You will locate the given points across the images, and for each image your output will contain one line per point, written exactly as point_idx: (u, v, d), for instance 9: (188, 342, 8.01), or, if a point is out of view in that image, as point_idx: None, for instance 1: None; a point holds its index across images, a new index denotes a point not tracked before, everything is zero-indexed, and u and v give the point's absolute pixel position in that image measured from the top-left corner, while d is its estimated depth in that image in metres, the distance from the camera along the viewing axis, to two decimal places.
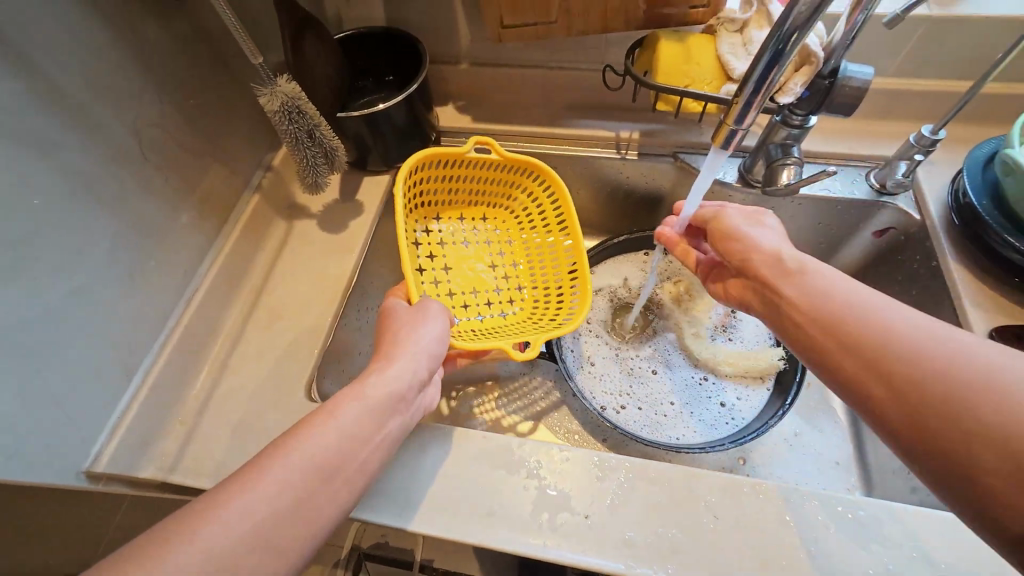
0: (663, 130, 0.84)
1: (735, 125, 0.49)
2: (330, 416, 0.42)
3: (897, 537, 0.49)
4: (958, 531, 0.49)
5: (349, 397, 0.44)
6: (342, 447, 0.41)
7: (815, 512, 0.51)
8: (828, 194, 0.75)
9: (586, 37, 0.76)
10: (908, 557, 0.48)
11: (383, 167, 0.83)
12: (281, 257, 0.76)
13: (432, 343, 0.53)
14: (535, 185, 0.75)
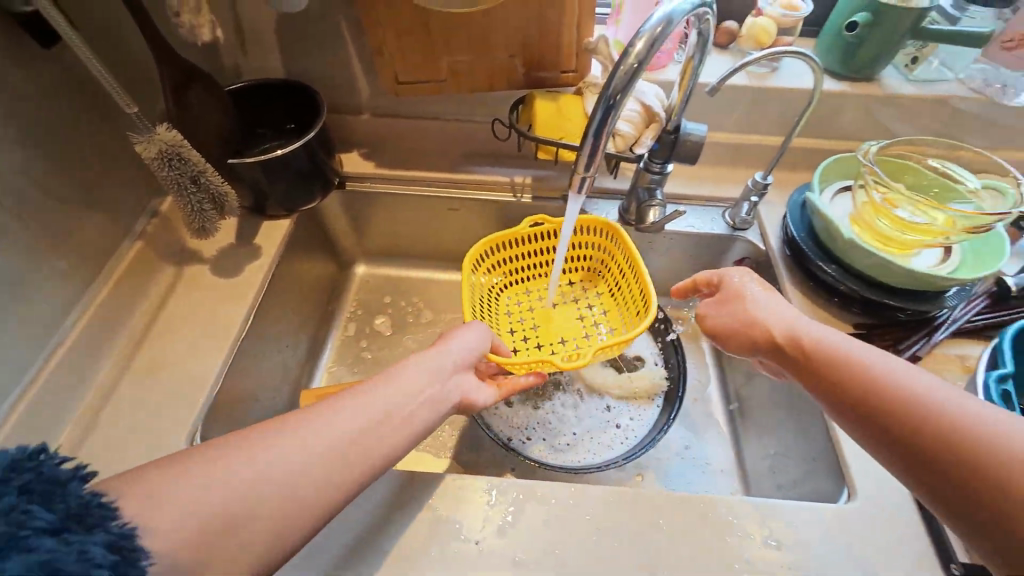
0: (552, 175, 0.93)
1: (582, 173, 0.54)
2: (365, 396, 0.50)
3: (751, 527, 0.56)
4: (799, 516, 0.56)
5: (383, 386, 0.51)
6: (366, 429, 0.47)
7: (684, 514, 0.56)
8: (691, 230, 0.86)
9: (475, 94, 0.84)
10: (760, 545, 0.54)
11: (282, 212, 0.84)
12: (167, 303, 0.73)
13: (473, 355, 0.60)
14: (611, 243, 0.84)
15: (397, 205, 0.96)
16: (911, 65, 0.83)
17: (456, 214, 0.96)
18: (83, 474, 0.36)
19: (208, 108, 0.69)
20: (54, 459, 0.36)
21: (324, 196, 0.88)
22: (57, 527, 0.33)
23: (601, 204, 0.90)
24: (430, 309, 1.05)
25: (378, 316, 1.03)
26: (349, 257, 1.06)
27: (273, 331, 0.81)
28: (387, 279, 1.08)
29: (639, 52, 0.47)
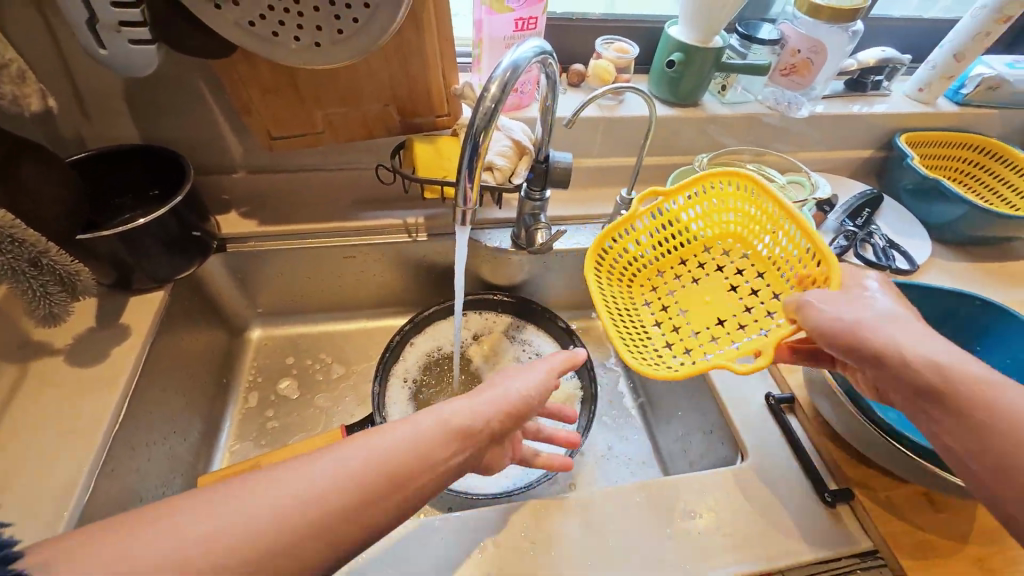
0: (444, 212, 0.97)
1: (460, 207, 0.58)
2: (434, 419, 0.51)
3: (672, 505, 0.61)
4: (708, 483, 0.63)
5: (457, 416, 0.52)
6: (396, 461, 0.46)
7: (613, 507, 0.60)
8: (577, 246, 0.96)
9: (354, 142, 0.86)
10: (681, 518, 0.59)
11: (152, 284, 0.77)
12: (9, 407, 0.62)
13: (542, 377, 0.61)
14: (723, 199, 0.73)
15: (288, 260, 0.92)
16: (721, 92, 1.02)
17: (353, 261, 0.96)
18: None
19: (50, 179, 0.63)
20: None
21: (202, 262, 0.82)
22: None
23: (494, 235, 0.96)
24: (340, 362, 1.01)
25: (282, 380, 0.97)
26: (242, 322, 0.99)
27: (155, 416, 0.72)
28: (288, 339, 1.02)
29: (495, 95, 0.52)
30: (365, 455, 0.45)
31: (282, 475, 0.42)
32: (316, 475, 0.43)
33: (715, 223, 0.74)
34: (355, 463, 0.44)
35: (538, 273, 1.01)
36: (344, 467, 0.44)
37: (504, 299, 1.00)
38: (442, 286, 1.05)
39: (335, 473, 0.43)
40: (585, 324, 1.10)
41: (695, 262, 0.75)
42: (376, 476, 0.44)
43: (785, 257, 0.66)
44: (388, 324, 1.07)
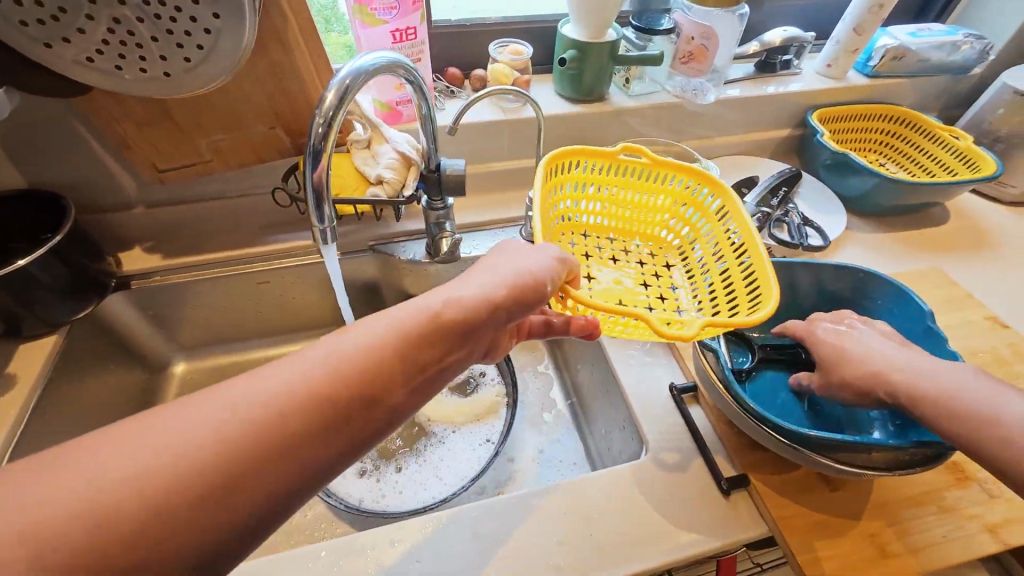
0: (357, 228, 0.96)
1: (317, 223, 0.57)
2: (397, 315, 0.43)
3: (569, 510, 0.59)
4: (606, 482, 0.62)
5: (423, 311, 0.44)
6: (353, 350, 0.40)
7: (506, 517, 0.59)
8: None
9: (250, 168, 0.85)
10: (575, 522, 0.58)
11: (44, 328, 0.76)
12: None
13: (503, 282, 0.49)
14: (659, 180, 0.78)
15: (199, 292, 0.91)
16: (628, 84, 1.01)
17: (269, 286, 0.95)
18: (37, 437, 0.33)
19: None
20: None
21: (99, 303, 0.82)
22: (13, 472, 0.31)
23: (409, 247, 0.96)
24: None
25: None
26: (162, 358, 0.98)
27: None
28: (214, 370, 1.01)
29: (331, 109, 0.51)
30: (323, 358, 0.38)
31: (201, 404, 0.35)
32: (247, 398, 0.36)
33: (614, 205, 0.78)
34: (313, 369, 0.38)
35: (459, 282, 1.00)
36: (304, 376, 0.37)
37: None
38: (367, 303, 1.04)
39: (298, 378, 0.37)
40: None
41: (603, 243, 0.78)
42: (340, 378, 0.38)
43: (703, 262, 0.74)
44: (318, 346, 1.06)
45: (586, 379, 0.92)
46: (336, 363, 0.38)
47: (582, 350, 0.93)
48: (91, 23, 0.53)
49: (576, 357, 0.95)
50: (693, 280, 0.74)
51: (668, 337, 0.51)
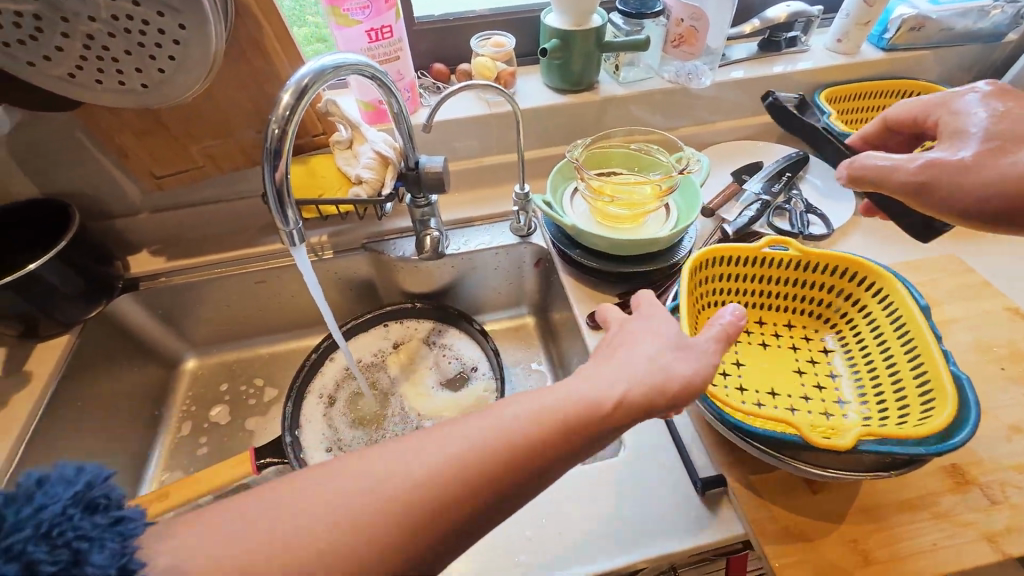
0: (351, 227, 0.98)
1: (283, 227, 0.58)
2: (566, 396, 0.45)
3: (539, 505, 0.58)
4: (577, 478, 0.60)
5: (590, 400, 0.45)
6: (393, 483, 0.39)
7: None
8: (482, 246, 0.96)
9: (244, 171, 0.88)
10: (543, 519, 0.57)
11: (58, 329, 0.81)
12: None
13: (641, 380, 0.47)
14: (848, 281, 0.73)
15: (203, 292, 0.96)
16: (619, 71, 0.99)
17: (268, 286, 0.98)
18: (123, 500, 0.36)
19: None
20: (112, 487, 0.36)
21: (109, 303, 0.88)
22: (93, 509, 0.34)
23: (399, 245, 0.97)
24: (271, 384, 1.04)
25: (214, 407, 1.00)
26: (174, 355, 1.03)
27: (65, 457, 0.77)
28: (221, 366, 1.06)
29: (285, 111, 0.53)
30: (360, 482, 0.39)
31: (289, 511, 0.37)
32: (419, 467, 0.40)
33: (796, 283, 0.75)
34: (348, 491, 0.38)
35: (451, 278, 1.01)
36: (384, 486, 0.39)
37: (420, 306, 1.01)
38: (365, 300, 1.06)
39: (346, 495, 0.38)
40: (513, 322, 1.09)
41: (766, 328, 0.75)
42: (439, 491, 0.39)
43: (891, 372, 0.65)
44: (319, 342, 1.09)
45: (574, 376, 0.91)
46: (467, 460, 0.40)
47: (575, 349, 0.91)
48: (67, 41, 0.57)
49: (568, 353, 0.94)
50: (877, 385, 0.66)
51: (834, 447, 0.49)
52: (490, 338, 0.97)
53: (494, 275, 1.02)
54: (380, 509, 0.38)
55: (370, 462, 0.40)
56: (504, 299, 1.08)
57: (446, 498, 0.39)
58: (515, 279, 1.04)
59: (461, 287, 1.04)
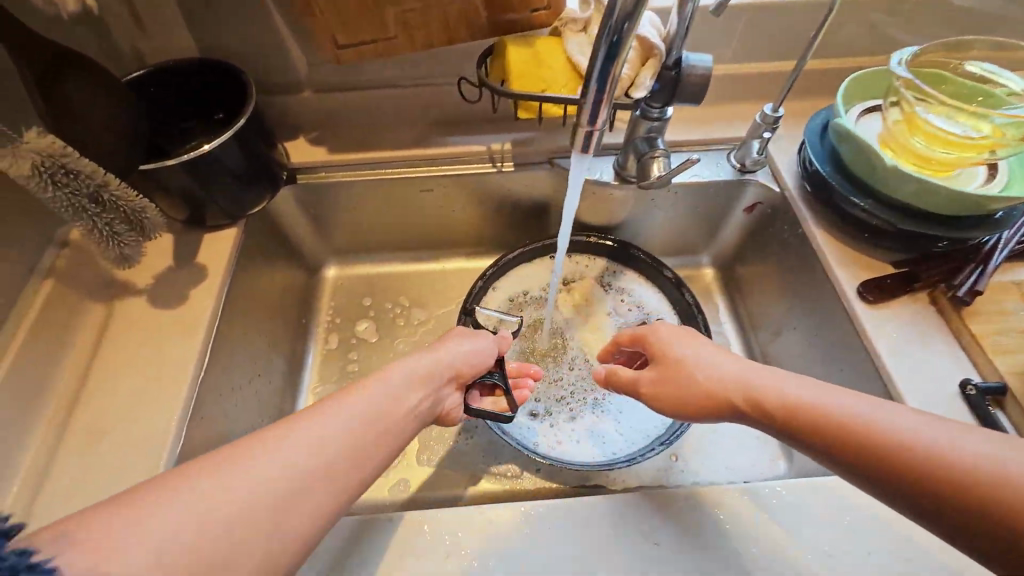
0: (534, 136, 0.83)
1: (585, 126, 0.48)
2: (822, 396, 0.43)
3: (801, 512, 0.52)
4: (846, 490, 0.53)
5: (804, 399, 0.43)
6: (358, 434, 0.44)
7: (729, 509, 0.52)
8: (698, 180, 0.79)
9: (433, 49, 0.71)
10: (806, 529, 0.51)
11: (225, 219, 0.71)
12: (100, 351, 0.60)
13: (792, 400, 0.44)
14: None
15: (364, 192, 0.83)
16: None
17: (431, 195, 0.85)
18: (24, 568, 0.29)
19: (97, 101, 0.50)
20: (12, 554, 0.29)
21: (272, 198, 0.76)
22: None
23: (595, 165, 0.80)
24: (419, 305, 0.94)
25: (361, 322, 0.92)
26: (317, 260, 0.93)
27: (242, 362, 0.69)
28: (363, 279, 0.96)
29: None
30: (378, 398, 0.47)
31: (288, 443, 0.40)
32: (274, 460, 0.39)
33: None
34: (372, 405, 0.46)
35: (639, 214, 0.86)
36: (301, 441, 0.40)
37: (599, 241, 0.86)
38: (528, 225, 0.92)
39: (377, 405, 0.46)
40: (692, 272, 0.94)
41: None
42: (318, 472, 0.40)
43: None
44: (469, 266, 0.97)
45: (789, 344, 0.77)
46: (689, 383, 0.50)
47: (787, 309, 0.78)
48: None
49: (778, 317, 0.80)
50: None
51: None
52: (689, 290, 0.81)
53: (691, 215, 0.85)
54: (358, 451, 0.43)
55: (375, 381, 0.49)
56: (688, 244, 0.92)
57: (330, 471, 0.40)
58: (711, 223, 0.87)
59: (646, 225, 0.88)
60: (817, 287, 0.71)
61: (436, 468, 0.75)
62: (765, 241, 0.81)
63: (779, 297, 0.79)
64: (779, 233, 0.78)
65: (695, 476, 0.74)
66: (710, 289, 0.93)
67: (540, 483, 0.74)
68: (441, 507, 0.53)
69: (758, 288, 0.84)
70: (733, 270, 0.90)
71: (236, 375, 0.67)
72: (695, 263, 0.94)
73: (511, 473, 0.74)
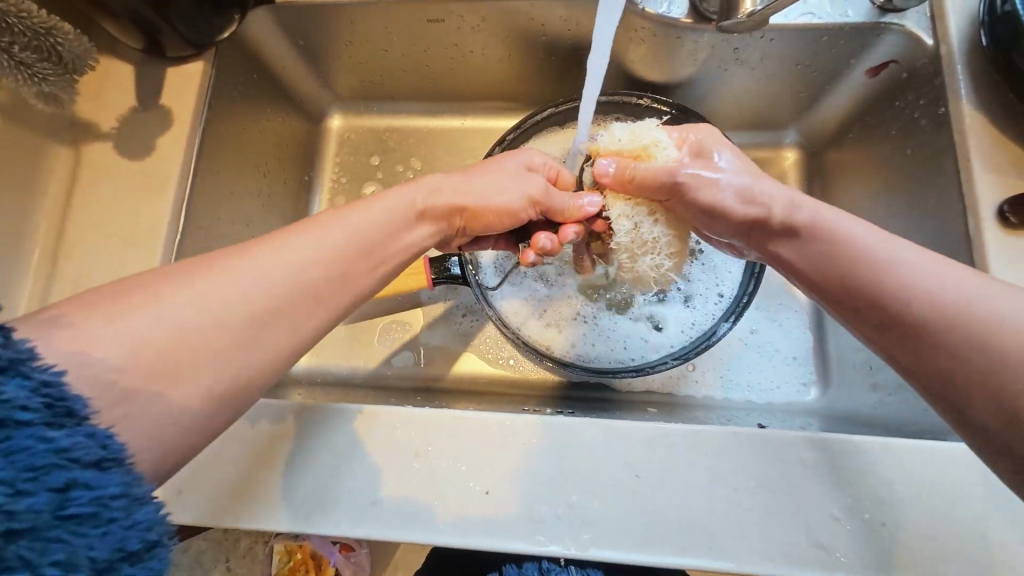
0: None
1: None
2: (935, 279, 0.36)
3: (808, 470, 0.44)
4: (876, 457, 0.44)
5: (894, 265, 0.37)
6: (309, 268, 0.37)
7: (729, 459, 0.44)
8: (813, 21, 0.55)
9: None
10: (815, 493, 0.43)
11: (189, 51, 0.60)
12: (72, 201, 0.56)
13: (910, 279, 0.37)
14: None
15: (359, 19, 0.66)
16: None
17: (442, 28, 0.67)
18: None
19: None
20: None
21: (241, 23, 0.63)
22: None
23: None
24: (432, 171, 0.80)
25: (367, 185, 0.79)
26: (317, 105, 0.79)
27: (227, 223, 0.64)
28: (368, 132, 0.81)
29: None
30: (334, 239, 0.38)
31: (183, 282, 0.33)
32: (152, 319, 0.31)
33: None
34: (329, 247, 0.38)
35: (716, 70, 0.62)
36: (188, 294, 0.33)
37: (654, 104, 0.63)
38: (563, 76, 0.73)
39: (318, 251, 0.38)
40: (766, 155, 0.71)
41: None
42: (210, 323, 0.33)
43: None
44: (488, 126, 0.81)
45: None
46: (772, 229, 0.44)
47: (884, 216, 0.59)
48: None
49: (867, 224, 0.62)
50: None
51: None
52: None
53: (785, 76, 0.62)
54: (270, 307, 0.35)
55: (359, 211, 0.41)
56: (773, 116, 0.68)
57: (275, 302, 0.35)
58: (813, 88, 0.63)
59: (719, 89, 0.65)
60: (941, 190, 0.52)
61: (436, 344, 0.72)
62: (882, 120, 0.59)
63: (874, 201, 0.61)
64: (907, 110, 0.56)
65: (708, 391, 0.69)
66: (786, 178, 0.71)
67: (539, 373, 0.70)
68: (410, 406, 0.48)
69: (852, 185, 0.64)
70: (823, 157, 0.68)
71: (221, 237, 0.63)
72: (775, 142, 0.71)
73: (516, 361, 0.71)
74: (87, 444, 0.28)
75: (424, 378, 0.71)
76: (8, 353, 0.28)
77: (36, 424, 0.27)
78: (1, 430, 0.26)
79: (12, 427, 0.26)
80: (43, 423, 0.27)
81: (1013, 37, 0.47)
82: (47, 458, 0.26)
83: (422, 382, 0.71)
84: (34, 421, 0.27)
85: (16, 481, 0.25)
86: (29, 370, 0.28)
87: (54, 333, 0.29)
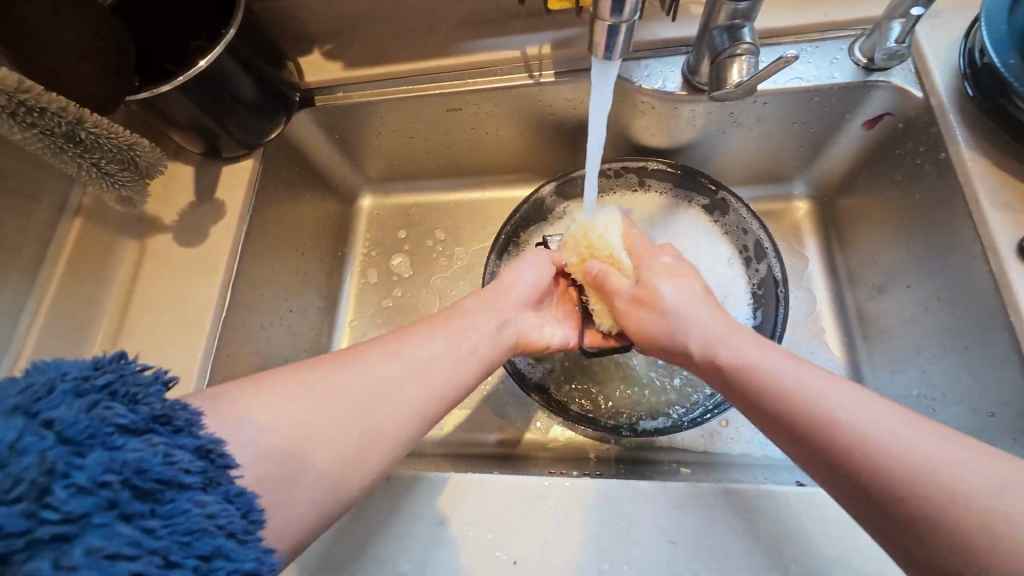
0: (580, 35, 0.67)
1: (614, 19, 0.37)
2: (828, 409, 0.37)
3: (854, 531, 0.41)
4: None
5: (837, 414, 0.36)
6: (438, 363, 0.44)
7: (766, 515, 0.43)
8: (801, 84, 0.58)
9: None
10: (864, 554, 0.41)
11: (240, 151, 0.68)
12: (134, 287, 0.62)
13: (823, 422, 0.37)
14: None
15: (387, 113, 0.74)
16: None
17: (460, 115, 0.74)
18: (165, 379, 0.32)
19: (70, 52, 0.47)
20: (133, 365, 0.32)
21: (288, 123, 0.71)
22: (145, 430, 0.30)
23: (655, 66, 0.62)
24: (456, 240, 0.85)
25: (395, 256, 0.85)
26: (351, 187, 0.86)
27: (267, 299, 0.69)
28: (394, 209, 0.88)
29: None
30: (443, 342, 0.45)
31: (314, 390, 0.38)
32: (320, 387, 0.39)
33: None
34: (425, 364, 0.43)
35: (716, 132, 0.66)
36: (312, 398, 0.38)
37: (660, 168, 0.68)
38: (572, 147, 0.78)
39: (423, 357, 0.44)
40: (779, 208, 0.73)
41: None
42: (326, 420, 0.38)
43: None
44: (506, 196, 0.86)
45: (897, 306, 0.60)
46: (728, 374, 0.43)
47: (905, 259, 0.59)
48: None
49: (889, 268, 0.61)
50: None
51: None
52: (767, 232, 0.64)
53: (783, 133, 0.65)
54: (359, 414, 0.39)
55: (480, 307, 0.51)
56: (778, 169, 0.70)
57: (410, 394, 0.41)
58: (812, 142, 0.66)
59: (721, 148, 0.69)
60: (955, 232, 0.52)
61: (465, 409, 0.72)
62: (888, 166, 0.60)
63: (890, 244, 0.61)
64: (908, 157, 0.58)
65: (745, 447, 0.66)
66: (800, 228, 0.72)
67: (566, 434, 0.69)
68: (434, 472, 0.48)
69: (868, 231, 0.64)
70: (835, 206, 0.69)
71: (262, 311, 0.68)
72: (785, 193, 0.73)
73: (541, 423, 0.70)
74: (231, 513, 0.30)
75: (451, 442, 0.71)
76: (186, 415, 0.32)
77: (195, 488, 0.30)
78: (168, 491, 0.28)
79: (179, 489, 0.29)
80: (200, 488, 0.30)
81: (997, 85, 0.49)
82: (200, 523, 0.29)
83: (450, 445, 0.71)
84: (194, 485, 0.30)
85: (170, 551, 0.27)
86: (196, 432, 0.32)
87: (220, 411, 0.35)
